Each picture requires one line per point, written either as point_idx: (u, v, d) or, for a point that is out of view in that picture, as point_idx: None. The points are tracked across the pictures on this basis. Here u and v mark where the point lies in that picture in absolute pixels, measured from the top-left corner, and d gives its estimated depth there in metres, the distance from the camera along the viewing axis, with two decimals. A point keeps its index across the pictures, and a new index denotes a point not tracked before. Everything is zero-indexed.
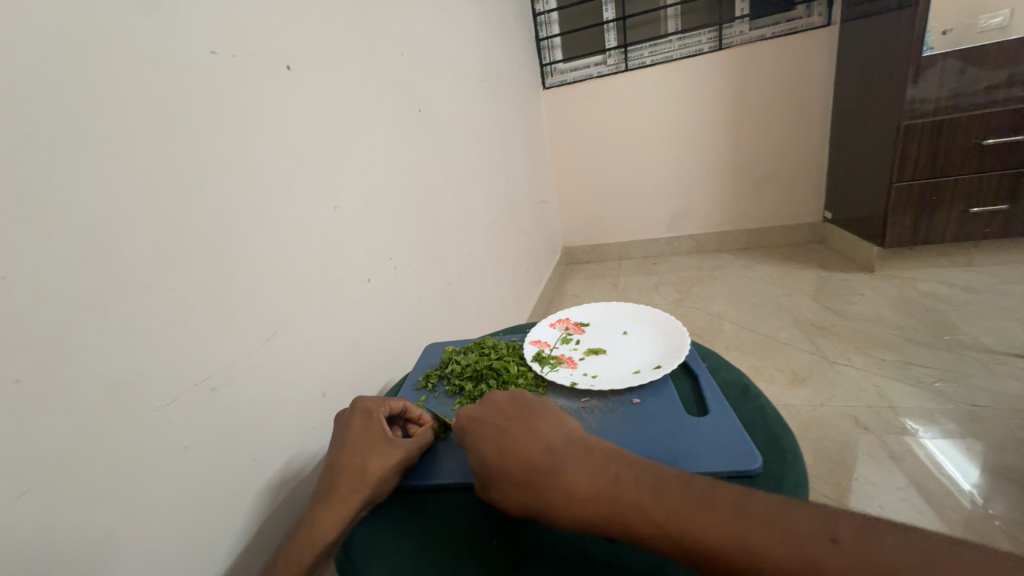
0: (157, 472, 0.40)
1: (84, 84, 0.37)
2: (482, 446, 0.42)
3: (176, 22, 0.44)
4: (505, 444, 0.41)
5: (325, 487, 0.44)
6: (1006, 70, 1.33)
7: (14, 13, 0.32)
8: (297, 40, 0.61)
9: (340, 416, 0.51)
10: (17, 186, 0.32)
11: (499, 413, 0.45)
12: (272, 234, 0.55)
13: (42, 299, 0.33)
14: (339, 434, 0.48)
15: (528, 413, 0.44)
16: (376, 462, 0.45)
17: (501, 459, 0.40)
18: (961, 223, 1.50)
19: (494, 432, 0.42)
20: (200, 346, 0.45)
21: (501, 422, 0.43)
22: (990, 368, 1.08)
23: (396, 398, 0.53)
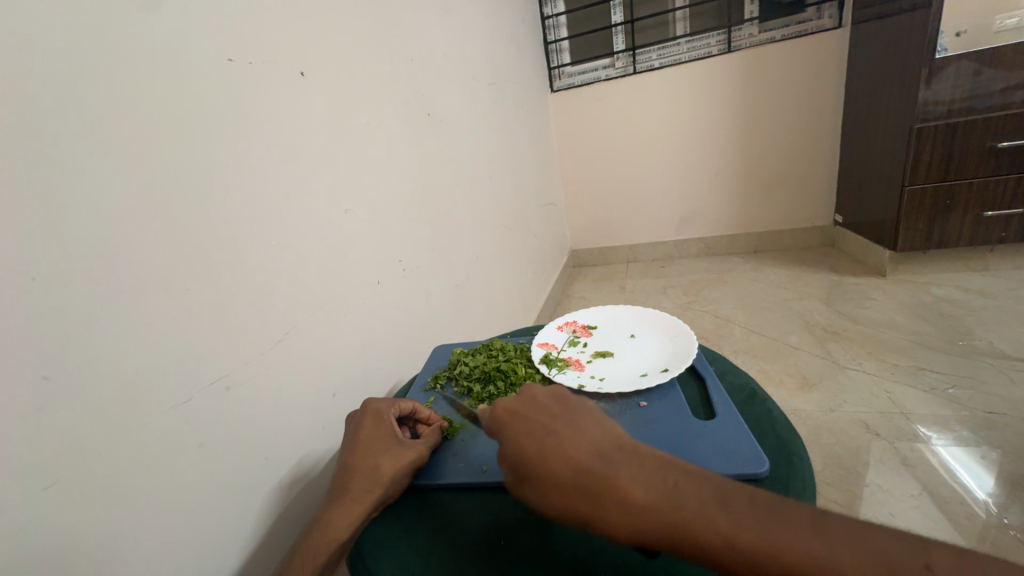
0: (175, 468, 0.41)
1: (105, 93, 0.38)
2: (523, 444, 0.40)
3: (196, 31, 0.46)
4: (549, 444, 0.39)
5: (337, 487, 0.45)
6: (1022, 72, 1.31)
7: (42, 26, 0.34)
8: (310, 47, 0.62)
9: (353, 416, 0.52)
10: (44, 191, 0.33)
11: (541, 410, 0.42)
12: (286, 237, 0.56)
13: (68, 299, 0.35)
14: (351, 435, 0.49)
15: (573, 414, 0.42)
16: (388, 463, 0.46)
17: (544, 460, 0.38)
18: (976, 227, 1.48)
19: (537, 431, 0.40)
20: (216, 345, 0.46)
21: (539, 418, 0.42)
22: (1006, 375, 1.06)
23: (404, 400, 0.54)
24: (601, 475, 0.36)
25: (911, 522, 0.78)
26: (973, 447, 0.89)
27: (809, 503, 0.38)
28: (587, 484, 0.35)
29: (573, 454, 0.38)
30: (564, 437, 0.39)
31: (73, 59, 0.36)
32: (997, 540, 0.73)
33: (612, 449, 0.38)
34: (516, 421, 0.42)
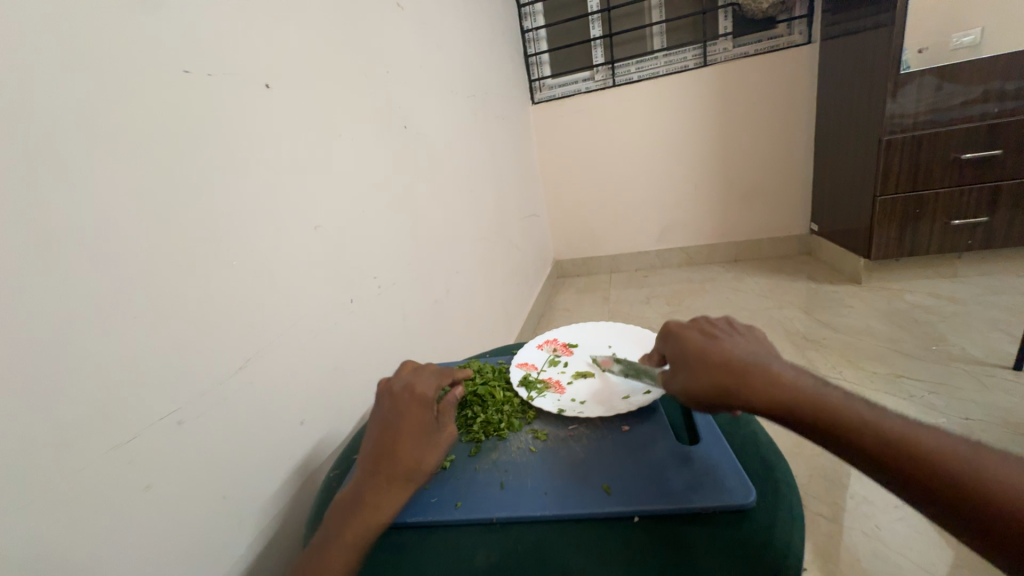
0: (116, 515, 0.37)
1: (39, 103, 0.34)
2: (692, 347, 0.45)
3: (146, 40, 0.43)
4: (713, 348, 0.44)
5: (371, 477, 0.40)
6: (981, 86, 1.37)
7: None
8: (277, 58, 0.60)
9: (385, 390, 0.46)
10: None
11: (703, 328, 0.47)
12: (248, 257, 0.53)
13: None
14: (392, 418, 0.43)
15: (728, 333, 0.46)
16: (431, 456, 0.42)
17: (711, 358, 0.43)
18: (944, 235, 1.52)
19: (704, 339, 0.45)
20: (166, 377, 0.42)
21: (714, 333, 0.46)
22: (980, 381, 1.08)
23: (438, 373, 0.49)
24: (766, 371, 0.40)
25: (897, 535, 0.76)
26: None
27: (799, 535, 0.35)
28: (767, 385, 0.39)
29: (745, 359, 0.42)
30: (730, 347, 0.44)
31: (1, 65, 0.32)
32: None
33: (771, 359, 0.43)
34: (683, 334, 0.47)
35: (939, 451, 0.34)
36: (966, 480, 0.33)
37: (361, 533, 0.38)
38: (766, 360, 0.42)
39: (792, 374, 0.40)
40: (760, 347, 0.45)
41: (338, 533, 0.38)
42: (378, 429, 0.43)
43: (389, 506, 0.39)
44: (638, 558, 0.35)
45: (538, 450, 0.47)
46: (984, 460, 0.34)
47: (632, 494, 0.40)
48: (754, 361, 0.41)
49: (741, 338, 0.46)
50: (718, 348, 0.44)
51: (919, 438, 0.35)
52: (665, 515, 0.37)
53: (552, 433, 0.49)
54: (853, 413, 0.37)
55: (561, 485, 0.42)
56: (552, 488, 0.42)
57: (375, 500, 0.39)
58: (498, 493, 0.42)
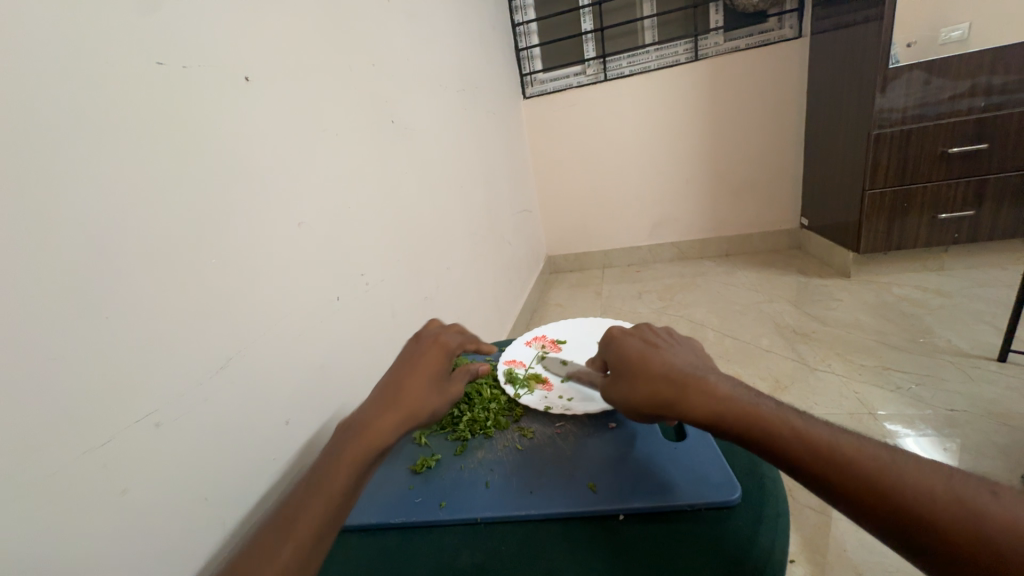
0: (89, 520, 0.36)
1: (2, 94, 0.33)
2: (630, 351, 0.46)
3: (116, 29, 0.42)
4: (650, 356, 0.45)
5: (377, 408, 0.42)
6: (968, 80, 1.37)
7: None
8: (257, 50, 0.59)
9: (410, 342, 0.50)
10: None
11: (648, 336, 0.48)
12: (228, 255, 0.51)
13: None
14: (409, 363, 0.46)
15: (671, 341, 0.48)
16: (433, 402, 0.44)
17: (645, 364, 0.44)
18: (931, 229, 1.54)
19: (644, 346, 0.47)
20: (142, 378, 0.41)
21: (655, 340, 0.47)
22: (966, 372, 1.10)
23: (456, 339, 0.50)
24: (694, 375, 0.41)
25: None
26: (937, 442, 0.92)
27: (784, 532, 0.35)
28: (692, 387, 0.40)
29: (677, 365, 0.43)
30: (663, 355, 0.45)
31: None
32: None
33: (705, 367, 0.44)
34: (626, 339, 0.48)
35: (854, 458, 0.35)
36: (880, 486, 0.33)
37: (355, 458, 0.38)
38: (699, 370, 0.42)
39: (723, 383, 0.41)
40: (697, 358, 0.46)
41: (337, 456, 0.39)
42: (394, 370, 0.46)
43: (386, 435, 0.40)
44: (625, 554, 0.34)
45: (524, 448, 0.47)
46: (895, 464, 0.34)
47: (617, 491, 0.39)
48: (686, 371, 0.42)
49: (683, 349, 0.47)
50: (655, 358, 0.45)
51: (836, 445, 0.36)
52: (651, 512, 0.37)
53: (539, 431, 0.49)
54: (777, 423, 0.37)
55: (547, 483, 0.42)
56: (537, 487, 0.42)
57: (375, 426, 0.40)
58: (484, 492, 0.42)
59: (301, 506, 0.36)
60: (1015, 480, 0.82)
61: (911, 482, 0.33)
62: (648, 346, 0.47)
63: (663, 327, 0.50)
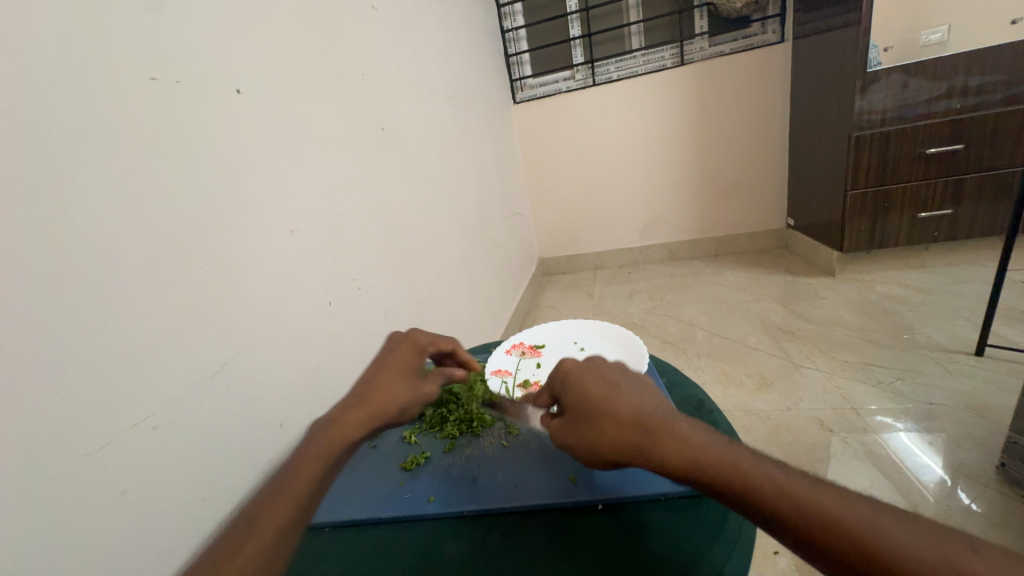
0: (90, 520, 0.37)
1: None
2: (591, 388, 0.42)
3: (112, 46, 0.43)
4: (611, 395, 0.41)
5: (352, 396, 0.46)
6: (943, 83, 1.42)
7: None
8: (247, 63, 0.60)
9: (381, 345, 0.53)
10: None
11: (603, 366, 0.45)
12: (224, 262, 0.53)
13: None
14: (383, 355, 0.50)
15: (625, 374, 0.44)
16: (410, 389, 0.47)
17: (605, 404, 0.40)
18: (912, 227, 1.58)
19: (603, 381, 0.43)
20: (140, 383, 0.42)
21: (612, 376, 0.43)
22: (945, 366, 1.13)
23: (404, 339, 0.52)
24: (655, 420, 0.38)
25: None
26: (918, 434, 0.94)
27: (751, 515, 0.38)
28: (659, 439, 0.37)
29: (637, 409, 0.39)
30: (622, 395, 0.41)
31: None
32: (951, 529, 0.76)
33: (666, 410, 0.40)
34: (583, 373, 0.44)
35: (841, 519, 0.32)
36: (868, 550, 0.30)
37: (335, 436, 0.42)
38: (667, 412, 0.39)
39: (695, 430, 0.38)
40: (657, 398, 0.42)
41: (318, 441, 0.41)
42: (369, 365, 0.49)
43: (363, 415, 0.44)
44: (606, 539, 0.36)
45: (510, 444, 0.49)
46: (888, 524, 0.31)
47: (596, 483, 0.42)
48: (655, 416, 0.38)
49: (640, 383, 0.43)
50: (620, 396, 0.41)
51: (821, 506, 0.32)
52: (629, 501, 0.39)
53: (526, 427, 0.51)
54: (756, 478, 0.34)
55: (531, 476, 0.44)
56: (522, 479, 0.44)
57: (351, 411, 0.44)
58: (471, 485, 0.44)
59: (285, 493, 0.38)
60: (990, 470, 0.85)
61: (904, 546, 0.30)
62: (606, 381, 0.43)
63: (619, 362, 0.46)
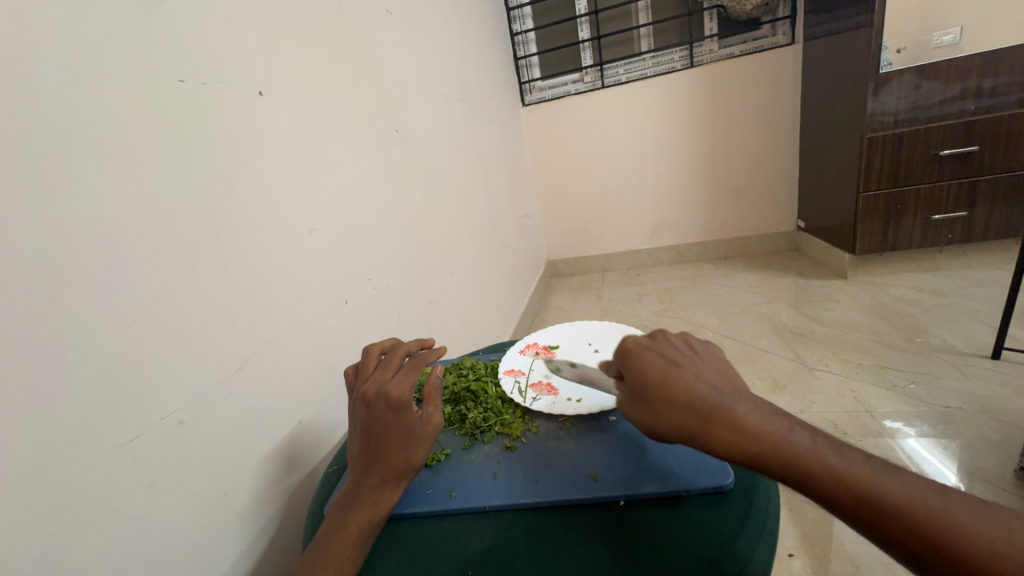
0: (120, 510, 0.38)
1: (33, 110, 0.35)
2: (651, 368, 0.39)
3: (143, 50, 0.44)
4: (674, 377, 0.38)
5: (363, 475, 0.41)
6: (957, 84, 1.41)
7: None
8: (271, 68, 0.62)
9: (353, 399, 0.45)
10: None
11: (669, 347, 0.41)
12: (244, 261, 0.54)
13: (14, 338, 0.33)
14: (379, 421, 0.42)
15: (691, 358, 0.41)
16: (424, 444, 0.43)
17: (666, 388, 0.38)
18: (925, 229, 1.56)
19: (665, 362, 0.39)
20: (167, 377, 0.43)
21: (678, 358, 0.40)
22: (961, 370, 1.12)
23: (400, 386, 0.43)
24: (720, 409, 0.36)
25: None
26: (934, 439, 0.93)
27: (773, 514, 0.38)
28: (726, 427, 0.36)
29: (701, 394, 0.37)
30: (687, 378, 0.38)
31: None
32: None
33: (739, 395, 0.38)
34: (646, 352, 0.40)
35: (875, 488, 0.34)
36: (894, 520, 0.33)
37: (365, 517, 0.40)
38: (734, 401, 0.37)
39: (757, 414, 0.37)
40: (723, 380, 0.40)
41: (341, 524, 0.39)
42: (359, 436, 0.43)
43: (391, 492, 0.41)
44: (627, 538, 0.37)
45: (528, 442, 0.49)
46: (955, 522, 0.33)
47: (617, 479, 0.42)
48: (718, 405, 0.36)
49: (704, 365, 0.41)
50: (683, 381, 0.38)
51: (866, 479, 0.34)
52: (649, 499, 0.40)
53: (544, 425, 0.51)
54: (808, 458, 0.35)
55: (555, 472, 0.44)
56: (542, 476, 0.44)
57: (376, 493, 0.41)
58: (491, 483, 0.44)
59: (320, 549, 0.38)
60: (1008, 475, 0.84)
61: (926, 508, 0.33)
62: (670, 363, 0.40)
63: (682, 332, 0.44)
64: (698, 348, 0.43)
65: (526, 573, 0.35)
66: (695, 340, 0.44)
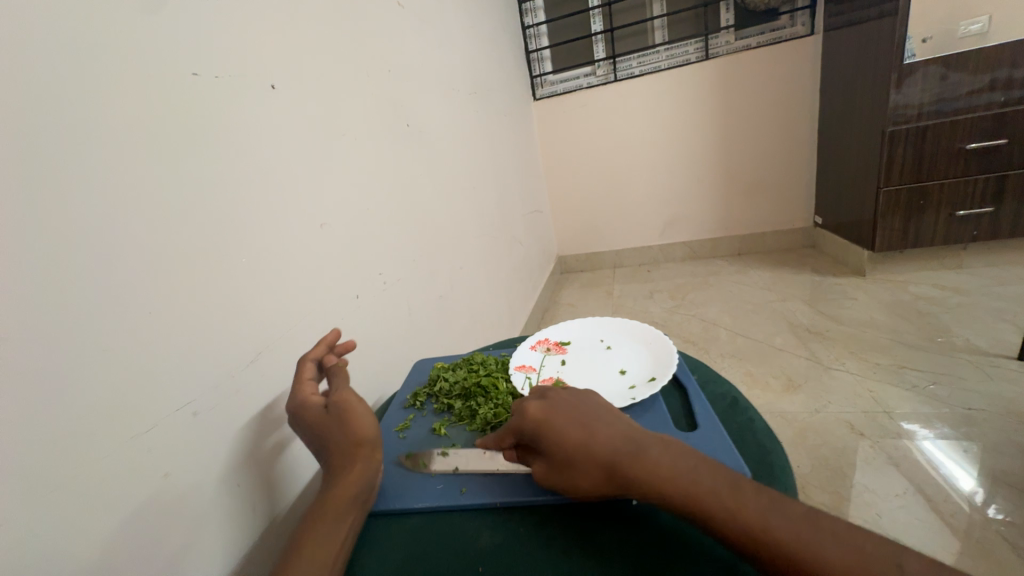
0: (134, 500, 0.39)
1: (44, 102, 0.35)
2: (561, 439, 0.40)
3: (158, 45, 0.45)
4: (587, 444, 0.39)
5: (341, 454, 0.42)
6: (985, 75, 1.36)
7: (10, 54, 0.33)
8: (283, 61, 0.62)
9: (297, 404, 0.46)
10: (10, 218, 0.33)
11: (554, 409, 0.42)
12: (257, 255, 0.54)
13: (35, 330, 0.34)
14: (310, 426, 0.44)
15: (582, 411, 0.42)
16: (359, 414, 0.44)
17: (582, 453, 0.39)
18: (949, 225, 1.52)
19: (572, 429, 0.40)
20: (180, 369, 0.44)
21: (576, 421, 0.41)
22: (985, 371, 1.08)
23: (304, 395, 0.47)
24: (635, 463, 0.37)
25: (899, 523, 0.77)
26: (954, 441, 0.91)
27: None
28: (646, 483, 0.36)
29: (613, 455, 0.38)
30: (592, 442, 0.39)
31: (7, 66, 0.33)
32: (982, 540, 0.73)
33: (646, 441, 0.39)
34: (549, 420, 0.41)
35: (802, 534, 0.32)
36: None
37: (360, 481, 0.41)
38: (642, 445, 0.38)
39: (663, 451, 0.37)
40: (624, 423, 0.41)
41: (336, 522, 0.39)
42: (319, 424, 0.44)
43: (375, 465, 0.43)
44: (641, 537, 0.36)
45: None
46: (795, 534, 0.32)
47: None
48: (635, 459, 0.37)
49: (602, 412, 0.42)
50: (597, 441, 0.39)
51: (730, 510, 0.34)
52: None
53: None
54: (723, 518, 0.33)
55: None
56: None
57: (346, 475, 0.42)
58: (502, 479, 0.44)
59: (327, 543, 0.38)
60: None
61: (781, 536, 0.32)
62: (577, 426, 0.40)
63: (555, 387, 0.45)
64: (579, 397, 0.44)
65: (538, 570, 0.35)
66: (564, 390, 0.45)
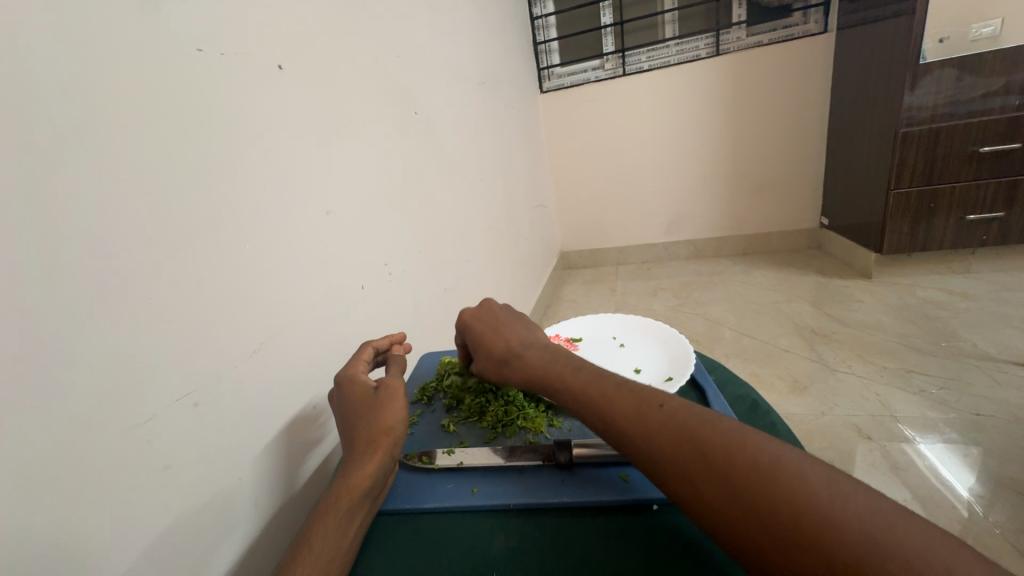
0: (134, 493, 0.37)
1: (40, 69, 0.33)
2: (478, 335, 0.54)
3: (162, 17, 0.42)
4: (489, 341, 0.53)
5: (365, 442, 0.42)
6: (1002, 78, 1.33)
7: (8, 20, 0.31)
8: (291, 41, 0.60)
9: (345, 379, 0.48)
10: (6, 195, 0.30)
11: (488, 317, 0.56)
12: (263, 241, 0.53)
13: (32, 312, 0.32)
14: (348, 404, 0.45)
15: (503, 323, 0.55)
16: (395, 404, 0.44)
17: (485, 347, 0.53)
18: (958, 229, 1.50)
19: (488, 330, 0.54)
20: (182, 357, 0.42)
21: (493, 326, 0.55)
22: (993, 377, 1.07)
23: (355, 371, 0.48)
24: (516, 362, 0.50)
25: None
26: (960, 446, 0.90)
27: None
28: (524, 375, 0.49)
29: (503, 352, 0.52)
30: (495, 341, 0.53)
31: (0, 27, 0.31)
32: (989, 546, 0.72)
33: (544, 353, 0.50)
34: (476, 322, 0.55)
35: (794, 478, 0.31)
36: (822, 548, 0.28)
37: (376, 473, 0.40)
38: (526, 352, 0.51)
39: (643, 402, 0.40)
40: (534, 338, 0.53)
41: (348, 519, 0.38)
42: (356, 407, 0.44)
43: (390, 463, 0.42)
44: (661, 544, 0.35)
45: (553, 438, 0.48)
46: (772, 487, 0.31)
47: (651, 481, 0.40)
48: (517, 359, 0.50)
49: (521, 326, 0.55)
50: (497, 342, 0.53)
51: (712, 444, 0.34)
52: None
53: (569, 423, 0.50)
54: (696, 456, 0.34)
55: (581, 468, 0.43)
56: (570, 474, 0.42)
57: (362, 464, 0.40)
58: (515, 479, 0.43)
59: (337, 543, 0.37)
60: None
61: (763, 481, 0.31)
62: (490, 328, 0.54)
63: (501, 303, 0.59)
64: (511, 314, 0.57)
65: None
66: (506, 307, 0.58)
